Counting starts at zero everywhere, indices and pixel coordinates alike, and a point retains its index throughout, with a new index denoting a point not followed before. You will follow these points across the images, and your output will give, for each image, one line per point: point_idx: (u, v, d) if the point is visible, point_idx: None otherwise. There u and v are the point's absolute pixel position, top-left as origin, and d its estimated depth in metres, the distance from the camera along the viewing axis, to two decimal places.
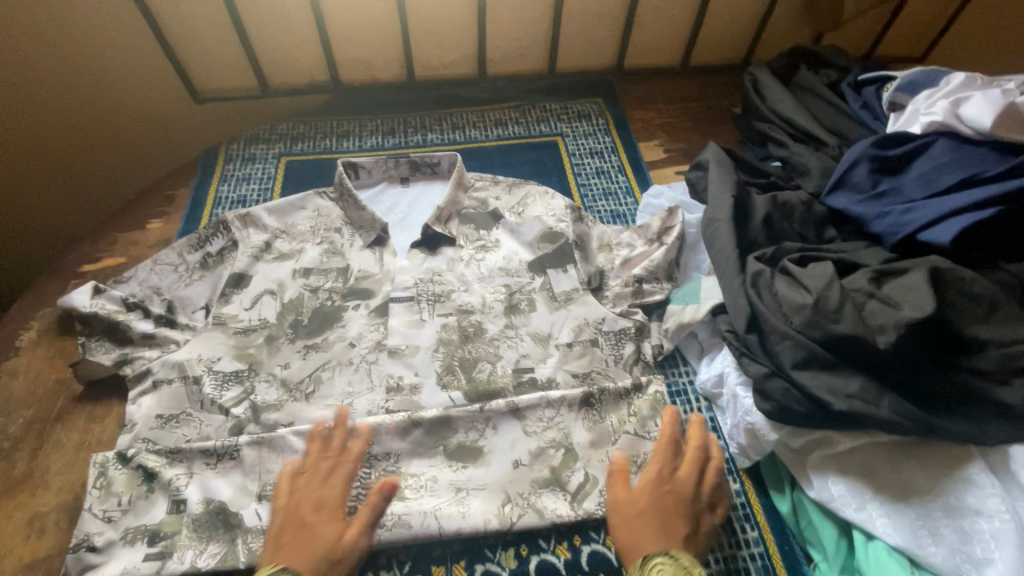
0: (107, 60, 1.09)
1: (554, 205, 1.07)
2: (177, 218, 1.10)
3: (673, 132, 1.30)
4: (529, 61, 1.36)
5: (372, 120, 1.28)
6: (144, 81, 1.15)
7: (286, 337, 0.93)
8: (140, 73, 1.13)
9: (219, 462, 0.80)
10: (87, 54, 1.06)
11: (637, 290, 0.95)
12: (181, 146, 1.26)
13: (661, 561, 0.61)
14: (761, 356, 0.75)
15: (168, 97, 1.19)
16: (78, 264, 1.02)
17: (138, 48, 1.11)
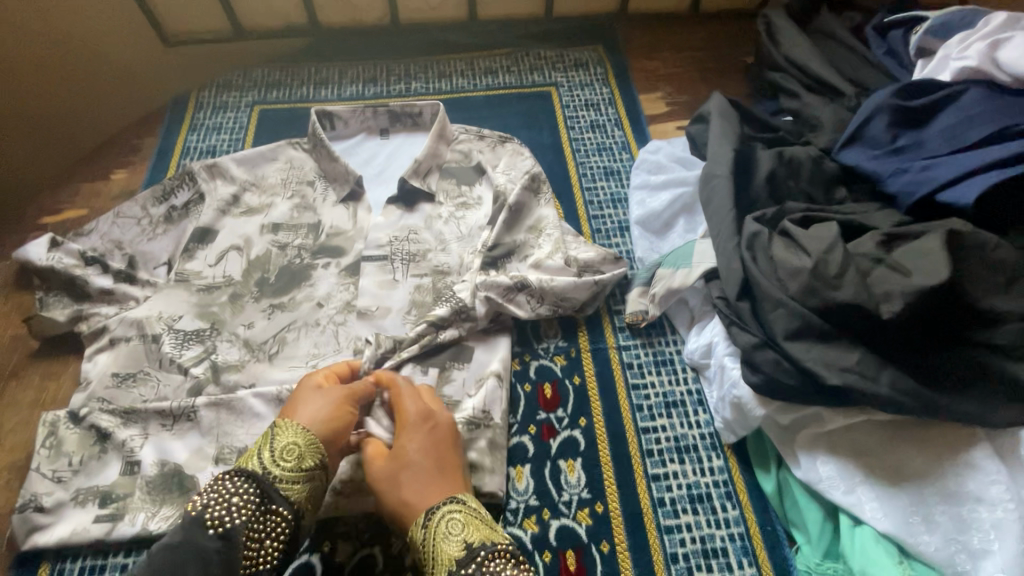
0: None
1: (521, 166, 0.99)
2: (143, 169, 1.04)
3: (677, 83, 1.19)
4: (523, 3, 1.25)
5: (353, 67, 1.20)
6: (90, 23, 1.05)
7: (251, 296, 0.89)
8: (85, 12, 1.04)
9: (176, 424, 0.77)
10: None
11: (509, 292, 0.82)
12: (141, 99, 1.16)
13: (448, 513, 0.60)
14: (752, 326, 0.68)
15: (123, 41, 1.10)
16: (38, 216, 0.98)
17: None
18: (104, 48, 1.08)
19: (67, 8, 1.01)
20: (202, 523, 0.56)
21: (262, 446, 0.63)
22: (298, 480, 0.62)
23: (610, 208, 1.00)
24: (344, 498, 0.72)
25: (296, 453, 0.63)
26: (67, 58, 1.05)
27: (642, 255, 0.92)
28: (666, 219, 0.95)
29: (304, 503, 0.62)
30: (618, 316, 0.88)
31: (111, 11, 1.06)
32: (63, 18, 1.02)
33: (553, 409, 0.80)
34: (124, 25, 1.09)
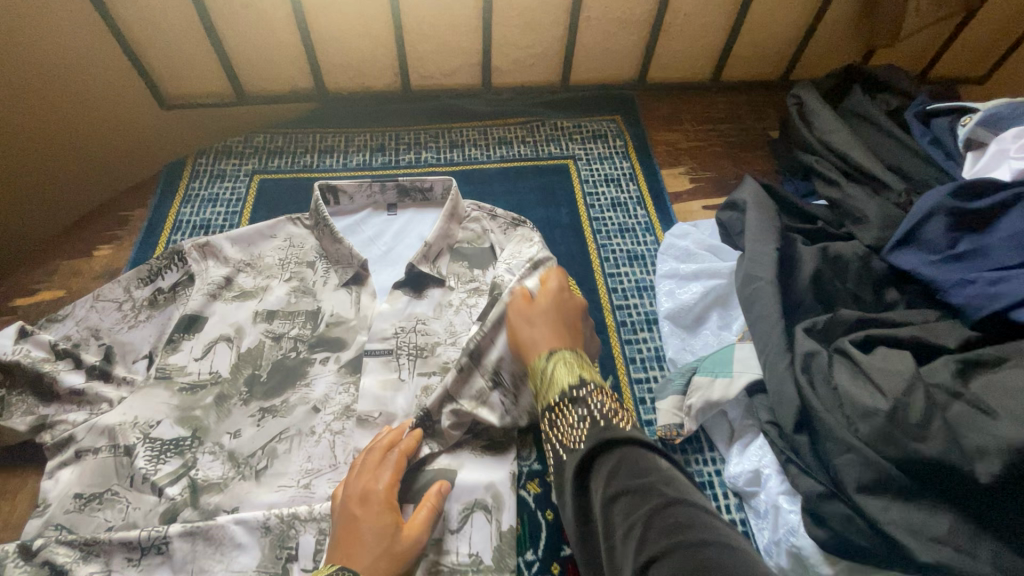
0: (70, 70, 0.95)
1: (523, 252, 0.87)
2: (131, 245, 0.97)
3: (700, 157, 1.14)
4: (539, 71, 1.20)
5: (360, 135, 1.14)
6: (82, 91, 0.98)
7: (239, 398, 0.79)
8: (77, 80, 0.97)
9: (143, 559, 0.66)
10: (50, 61, 0.93)
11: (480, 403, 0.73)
12: (131, 165, 1.09)
13: (566, 355, 0.67)
14: (816, 470, 0.60)
15: (116, 109, 1.04)
16: (9, 297, 0.89)
17: (75, 53, 0.94)
18: (95, 116, 1.02)
19: (59, 77, 0.95)
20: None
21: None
22: None
23: (636, 297, 0.93)
24: None
25: None
26: (54, 127, 0.98)
27: (674, 355, 0.84)
28: (698, 314, 0.87)
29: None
30: (649, 427, 0.80)
31: (106, 79, 1.00)
32: (52, 86, 0.95)
33: None
34: (119, 90, 1.02)
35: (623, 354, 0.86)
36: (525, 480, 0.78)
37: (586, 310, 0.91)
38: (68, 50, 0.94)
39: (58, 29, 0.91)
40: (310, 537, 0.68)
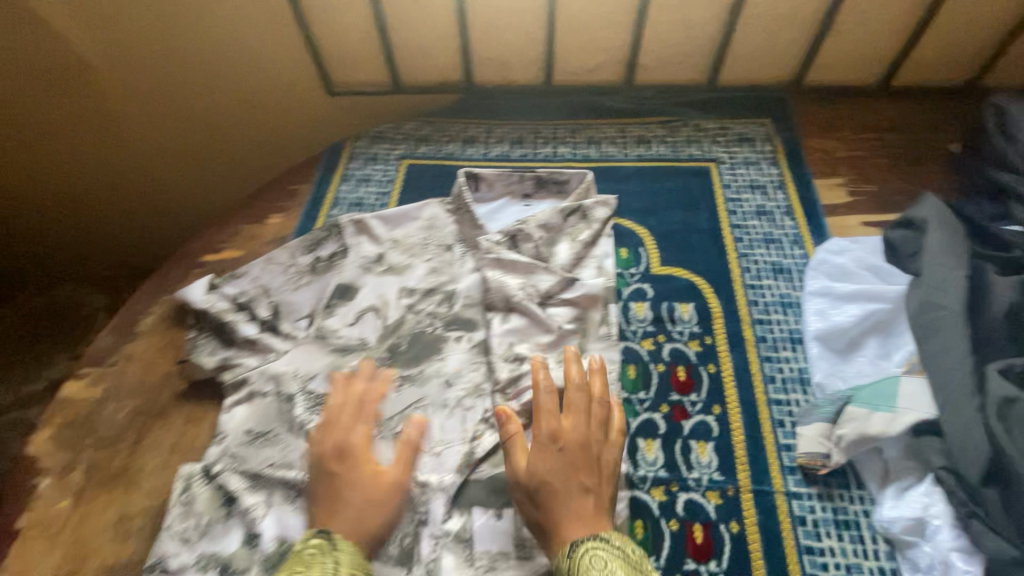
0: (258, 57, 1.12)
1: (600, 257, 0.94)
2: (296, 217, 1.07)
3: (861, 168, 1.04)
4: (686, 69, 1.16)
5: (500, 126, 1.18)
6: (192, 70, 1.11)
7: (383, 363, 0.85)
8: (210, 65, 1.11)
9: (298, 498, 0.74)
10: (245, 51, 1.10)
11: None
12: (247, 147, 1.24)
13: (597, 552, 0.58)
14: (1006, 530, 0.59)
15: (231, 92, 1.16)
16: (201, 253, 1.03)
17: (252, 44, 1.10)
18: (205, 102, 1.16)
19: (158, 63, 1.09)
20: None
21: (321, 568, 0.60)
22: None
23: (779, 313, 0.86)
24: None
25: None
26: (163, 120, 1.18)
27: (821, 380, 0.78)
28: (853, 339, 0.80)
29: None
30: (787, 453, 0.74)
31: (214, 61, 1.11)
32: (245, 71, 1.13)
33: (705, 561, 0.67)
34: (226, 73, 1.13)
35: (761, 371, 0.81)
36: (649, 485, 0.73)
37: (723, 320, 0.86)
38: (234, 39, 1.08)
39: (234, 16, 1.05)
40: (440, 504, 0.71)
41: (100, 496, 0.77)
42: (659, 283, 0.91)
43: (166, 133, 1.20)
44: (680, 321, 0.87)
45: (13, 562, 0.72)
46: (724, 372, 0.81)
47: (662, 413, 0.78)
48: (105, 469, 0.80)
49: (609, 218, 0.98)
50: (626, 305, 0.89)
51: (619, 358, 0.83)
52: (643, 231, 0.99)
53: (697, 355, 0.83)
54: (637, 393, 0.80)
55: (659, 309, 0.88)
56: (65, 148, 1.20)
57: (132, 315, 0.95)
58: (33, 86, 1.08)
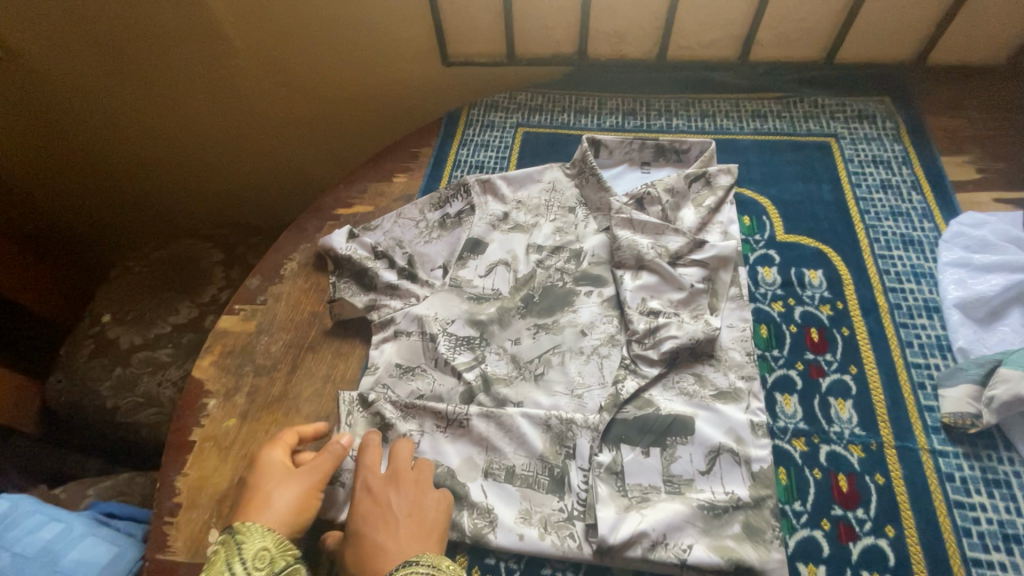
0: (382, 25, 1.17)
1: (726, 223, 0.95)
2: (420, 177, 1.13)
3: (990, 147, 1.03)
4: (804, 46, 1.16)
5: (612, 98, 1.21)
6: (321, 36, 1.18)
7: (518, 311, 0.90)
8: (337, 31, 1.17)
9: (448, 427, 0.78)
10: (370, 20, 1.16)
11: (697, 355, 0.82)
12: (349, 112, 1.31)
13: None
14: None
15: (348, 60, 1.22)
16: (334, 207, 1.10)
17: (381, 16, 1.15)
18: (319, 67, 1.23)
19: (284, 29, 1.16)
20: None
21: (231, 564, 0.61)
22: None
23: (913, 282, 0.87)
24: (640, 551, 0.67)
25: (267, 558, 0.62)
26: (277, 82, 1.25)
27: (965, 345, 0.78)
28: (995, 308, 0.80)
29: None
30: (929, 413, 0.75)
31: (337, 30, 1.17)
32: (369, 38, 1.19)
33: (852, 508, 0.69)
34: (346, 41, 1.19)
35: (897, 336, 0.82)
36: (790, 436, 0.75)
37: (854, 287, 0.87)
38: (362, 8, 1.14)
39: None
40: (587, 440, 0.75)
41: (264, 417, 0.85)
42: (785, 250, 0.93)
43: (290, 96, 1.28)
44: (810, 286, 0.88)
45: (195, 468, 0.81)
46: (859, 335, 0.83)
47: (798, 370, 0.80)
48: (267, 394, 0.87)
49: (733, 187, 0.99)
50: (754, 268, 0.91)
51: (750, 316, 0.85)
52: (765, 201, 1.00)
53: (829, 318, 0.85)
54: (772, 350, 0.82)
55: (787, 274, 0.90)
56: (181, 98, 1.27)
57: (276, 260, 1.03)
58: (181, 51, 1.18)
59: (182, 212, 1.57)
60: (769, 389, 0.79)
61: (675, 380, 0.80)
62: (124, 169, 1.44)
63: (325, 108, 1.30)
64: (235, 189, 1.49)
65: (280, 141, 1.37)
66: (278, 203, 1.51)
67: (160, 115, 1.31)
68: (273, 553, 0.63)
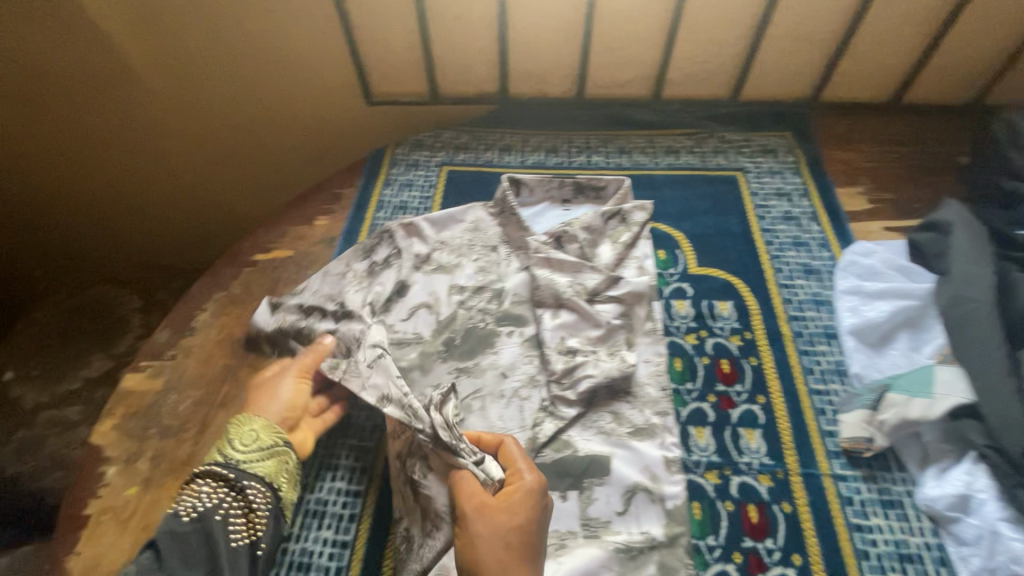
0: (300, 64, 1.16)
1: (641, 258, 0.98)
2: (342, 219, 1.11)
3: (879, 178, 1.11)
4: (711, 85, 1.23)
5: (535, 136, 1.24)
6: (236, 74, 1.15)
7: (439, 356, 0.89)
8: (252, 68, 1.15)
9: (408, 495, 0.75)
10: (286, 58, 1.15)
11: (615, 392, 0.83)
12: (264, 152, 1.28)
13: None
14: None
15: (261, 101, 1.20)
16: (251, 252, 1.06)
17: (298, 57, 1.15)
18: (232, 107, 1.20)
19: (195, 67, 1.13)
20: (212, 516, 0.65)
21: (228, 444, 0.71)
22: (262, 459, 0.71)
23: (813, 310, 0.92)
24: None
25: (255, 438, 0.72)
26: (186, 121, 1.21)
27: (860, 370, 0.83)
28: (886, 333, 0.85)
29: (277, 477, 0.70)
30: (830, 438, 0.78)
31: (255, 71, 1.16)
32: (287, 75, 1.17)
33: (761, 538, 0.71)
34: (262, 82, 1.17)
35: (800, 363, 0.86)
36: (703, 469, 0.77)
37: (761, 316, 0.92)
38: (277, 45, 1.13)
39: (288, 35, 1.12)
40: None
41: (168, 482, 0.79)
42: (698, 282, 0.97)
43: (206, 134, 1.23)
44: (720, 318, 0.92)
45: (88, 547, 0.74)
46: (766, 364, 0.86)
47: (710, 403, 0.82)
48: (172, 457, 0.82)
49: (647, 222, 1.02)
50: (668, 302, 0.94)
51: (664, 350, 0.88)
52: (679, 235, 1.04)
53: (739, 348, 0.88)
54: (685, 383, 0.85)
55: (699, 306, 0.93)
56: (81, 133, 1.20)
57: (186, 311, 0.98)
58: (83, 87, 1.13)
59: (70, 253, 1.44)
60: (683, 423, 0.81)
61: (593, 419, 0.81)
62: (12, 206, 1.33)
63: (246, 147, 1.26)
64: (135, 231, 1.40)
65: (200, 182, 1.31)
66: (201, 246, 1.44)
67: (59, 150, 1.23)
68: (260, 432, 0.73)
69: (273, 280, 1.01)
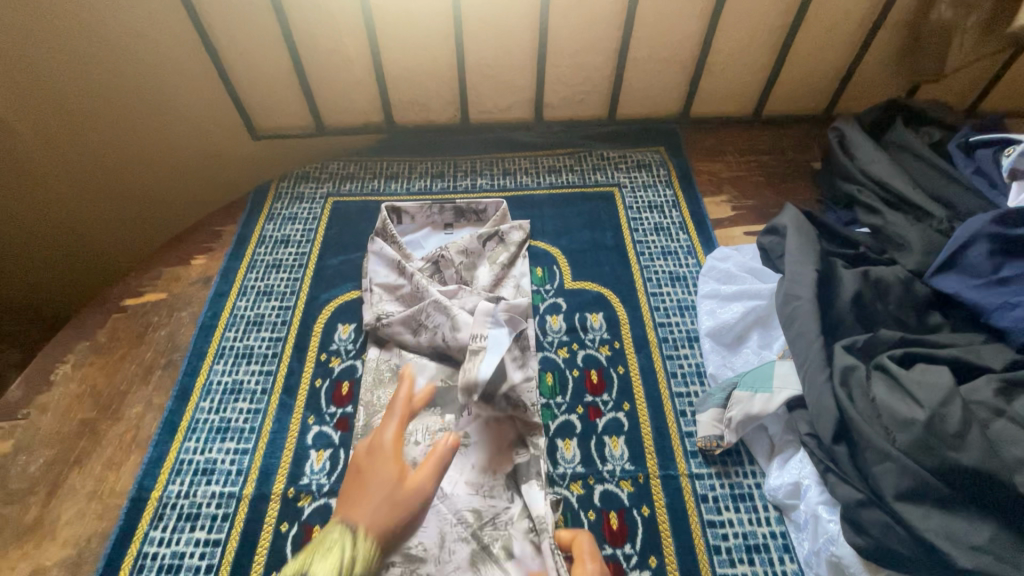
0: (180, 106, 1.14)
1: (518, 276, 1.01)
2: (221, 256, 1.08)
3: (742, 187, 1.19)
4: (588, 106, 1.28)
5: (422, 163, 1.26)
6: (121, 120, 1.12)
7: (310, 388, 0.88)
8: (133, 113, 1.12)
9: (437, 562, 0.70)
10: (167, 102, 1.13)
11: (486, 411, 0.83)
12: (152, 193, 1.24)
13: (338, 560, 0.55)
14: (853, 477, 0.67)
15: (140, 141, 1.16)
16: (121, 297, 1.02)
17: (173, 99, 1.13)
18: (115, 150, 1.15)
19: (72, 116, 1.08)
20: None
21: (341, 553, 0.55)
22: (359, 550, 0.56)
23: (678, 315, 0.96)
24: None
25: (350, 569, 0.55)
26: (67, 170, 1.14)
27: (714, 370, 0.87)
28: (739, 333, 0.90)
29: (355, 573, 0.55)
30: (688, 439, 0.82)
31: (134, 116, 1.12)
32: (172, 118, 1.15)
33: (620, 544, 0.73)
34: (146, 126, 1.14)
35: (664, 368, 0.90)
36: (568, 480, 0.79)
37: (629, 325, 0.95)
38: (157, 91, 1.11)
39: (161, 79, 1.10)
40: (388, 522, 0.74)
41: (10, 551, 0.74)
42: (571, 297, 1.00)
43: (88, 180, 1.17)
44: (591, 329, 0.95)
45: None
46: (632, 372, 0.90)
47: (578, 414, 0.85)
48: (16, 523, 0.77)
49: (526, 240, 1.06)
50: (543, 317, 0.97)
51: (535, 366, 0.89)
52: (556, 252, 1.07)
53: (607, 358, 0.91)
54: (555, 396, 0.86)
55: (572, 319, 0.96)
56: None
57: (44, 365, 0.92)
58: None
59: None
60: (552, 438, 0.83)
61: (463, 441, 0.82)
62: None
63: (131, 190, 1.22)
64: (10, 288, 1.29)
65: (81, 229, 1.24)
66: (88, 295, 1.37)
67: None
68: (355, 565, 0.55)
69: (142, 326, 0.98)
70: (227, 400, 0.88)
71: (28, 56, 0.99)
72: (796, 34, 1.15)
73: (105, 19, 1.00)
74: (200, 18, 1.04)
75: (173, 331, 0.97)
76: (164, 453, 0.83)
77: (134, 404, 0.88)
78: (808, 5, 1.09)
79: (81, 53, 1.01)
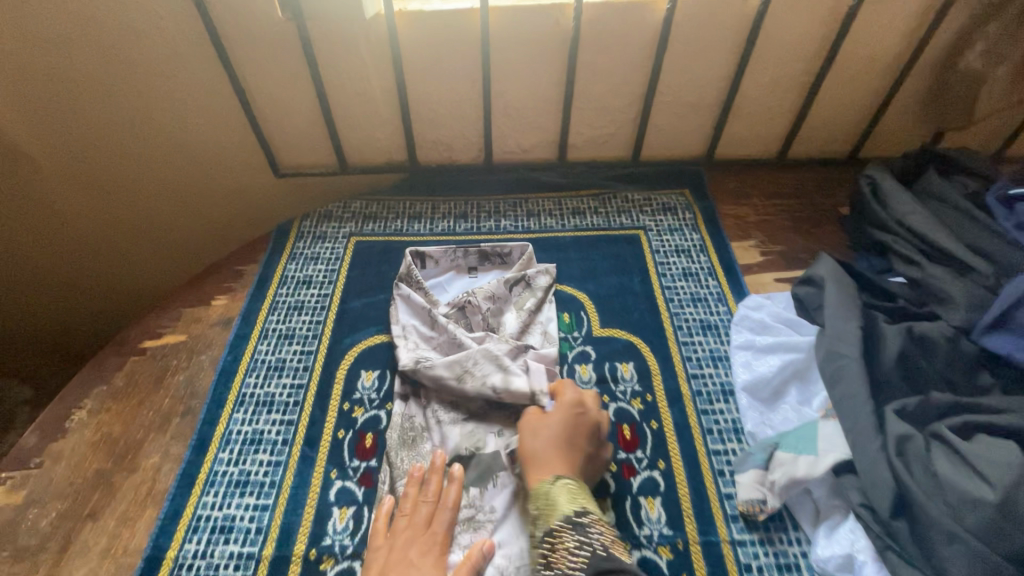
0: (206, 145, 1.14)
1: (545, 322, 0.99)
2: (242, 297, 1.07)
3: (770, 232, 1.17)
4: (612, 147, 1.28)
5: (445, 202, 1.25)
6: (145, 159, 1.11)
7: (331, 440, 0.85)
8: (159, 152, 1.11)
9: None
10: (193, 141, 1.12)
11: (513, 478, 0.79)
12: (173, 229, 1.23)
13: None
14: (917, 559, 0.65)
15: (164, 179, 1.15)
16: (140, 338, 1.00)
17: (200, 140, 1.13)
18: (140, 188, 1.15)
19: (98, 155, 1.08)
20: None
21: None
22: None
23: (711, 366, 0.93)
24: None
25: None
26: (89, 206, 1.14)
27: (752, 428, 0.84)
28: (776, 388, 0.87)
29: None
30: (728, 501, 0.78)
31: (160, 155, 1.12)
32: (197, 157, 1.15)
33: None
34: (170, 164, 1.14)
35: (699, 424, 0.87)
36: None
37: (660, 377, 0.92)
38: (183, 132, 1.10)
39: (188, 121, 1.09)
40: None
41: None
42: (600, 345, 0.97)
43: (110, 215, 1.17)
44: (622, 380, 0.92)
45: None
46: (666, 427, 0.86)
47: (611, 472, 0.81)
48: None
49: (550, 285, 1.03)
50: (571, 367, 0.94)
51: None
52: (583, 296, 1.05)
53: (640, 412, 0.88)
54: None
55: (601, 369, 0.94)
56: None
57: (60, 410, 0.90)
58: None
59: None
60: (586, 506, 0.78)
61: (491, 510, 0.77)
62: None
63: (152, 226, 1.21)
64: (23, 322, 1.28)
65: (100, 264, 1.24)
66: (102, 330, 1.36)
67: None
68: None
69: (161, 369, 0.95)
70: (246, 452, 0.85)
71: (58, 97, 0.99)
72: (822, 81, 1.15)
73: (137, 62, 1.00)
74: (231, 61, 1.05)
75: (192, 375, 0.95)
76: (182, 507, 0.80)
77: (150, 455, 0.85)
78: (836, 54, 1.09)
79: (110, 95, 1.01)
